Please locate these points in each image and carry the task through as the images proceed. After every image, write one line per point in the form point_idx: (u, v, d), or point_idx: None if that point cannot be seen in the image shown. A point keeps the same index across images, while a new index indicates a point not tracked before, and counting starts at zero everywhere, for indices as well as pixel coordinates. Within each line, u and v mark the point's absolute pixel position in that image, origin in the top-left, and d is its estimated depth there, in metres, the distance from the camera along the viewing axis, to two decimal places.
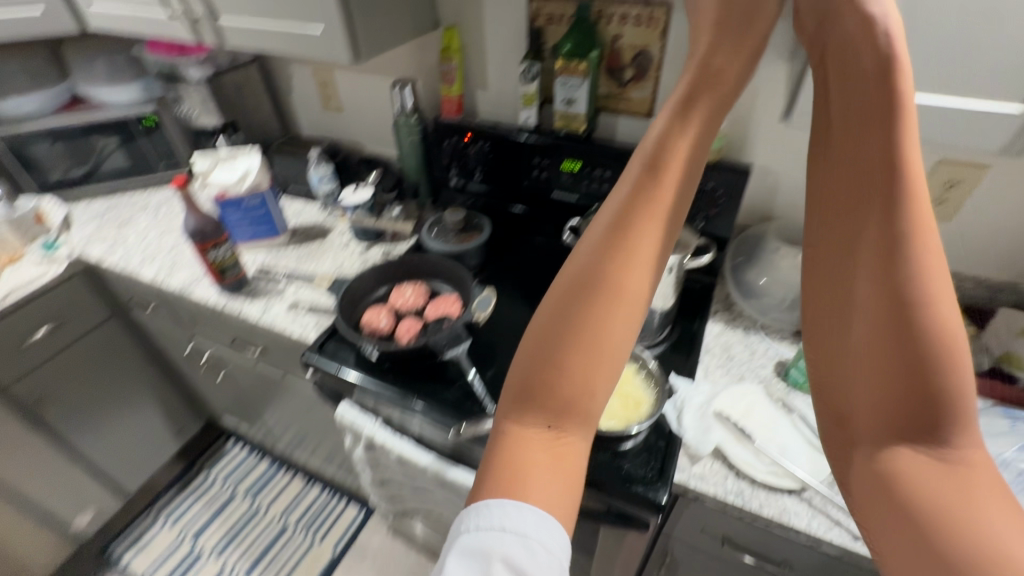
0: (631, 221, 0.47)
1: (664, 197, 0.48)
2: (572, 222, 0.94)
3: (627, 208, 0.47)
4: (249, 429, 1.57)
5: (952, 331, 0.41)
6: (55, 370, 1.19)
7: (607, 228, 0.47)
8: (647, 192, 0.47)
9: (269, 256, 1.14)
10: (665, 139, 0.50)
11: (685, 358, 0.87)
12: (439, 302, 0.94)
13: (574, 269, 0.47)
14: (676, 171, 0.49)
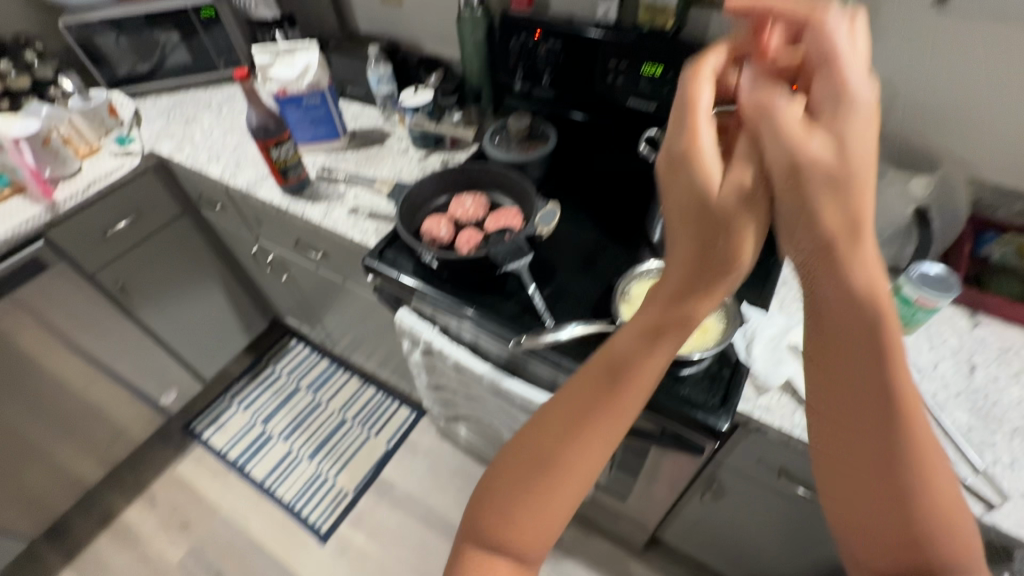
0: (583, 438, 0.40)
1: (623, 420, 0.40)
2: (649, 133, 0.85)
3: (582, 424, 0.40)
4: (310, 330, 1.66)
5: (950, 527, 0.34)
6: (137, 261, 1.26)
7: (559, 435, 0.41)
8: (602, 412, 0.40)
9: (329, 160, 1.12)
10: (636, 327, 0.40)
11: (760, 288, 0.82)
12: (500, 213, 0.91)
13: (523, 467, 0.42)
14: (639, 391, 0.40)
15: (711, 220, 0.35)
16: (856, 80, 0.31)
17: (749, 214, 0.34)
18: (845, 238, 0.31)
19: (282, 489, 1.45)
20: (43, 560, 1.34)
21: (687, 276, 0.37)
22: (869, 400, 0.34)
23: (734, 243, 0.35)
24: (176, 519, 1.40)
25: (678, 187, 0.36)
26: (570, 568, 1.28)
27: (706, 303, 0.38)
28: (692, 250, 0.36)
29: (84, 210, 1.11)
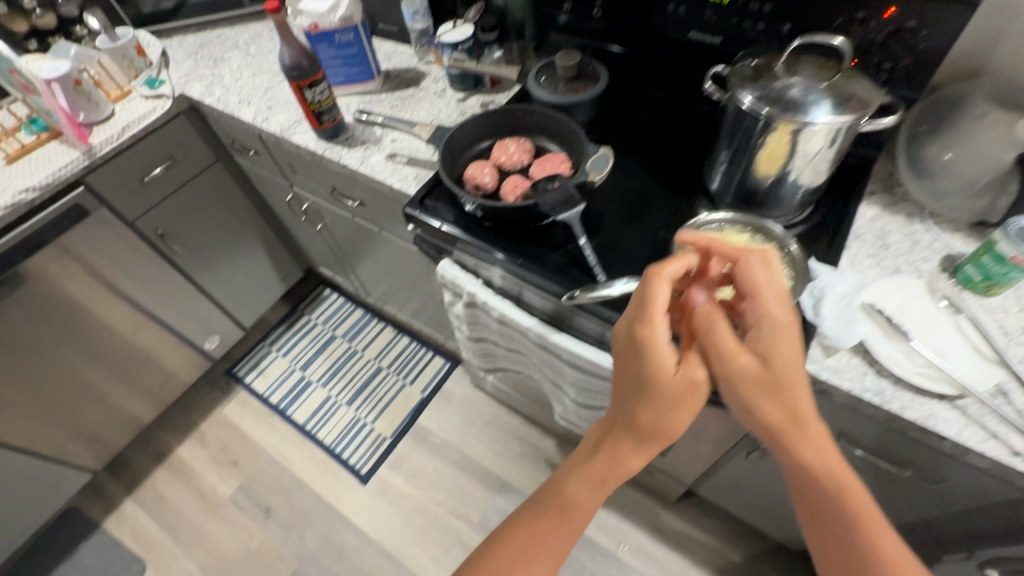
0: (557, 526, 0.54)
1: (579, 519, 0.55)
2: (715, 69, 0.77)
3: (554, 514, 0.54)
4: (344, 279, 1.67)
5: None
6: (174, 208, 1.26)
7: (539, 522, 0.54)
8: (568, 512, 0.55)
9: (364, 103, 1.07)
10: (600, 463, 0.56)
11: (829, 241, 0.76)
12: (546, 159, 0.86)
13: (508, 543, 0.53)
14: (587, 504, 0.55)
15: (668, 394, 0.52)
16: (774, 311, 0.51)
17: (695, 390, 0.52)
18: (785, 410, 0.51)
19: (323, 432, 1.50)
20: (107, 490, 1.43)
21: (642, 429, 0.53)
22: (817, 509, 0.51)
23: (679, 414, 0.52)
24: (226, 457, 1.48)
25: (648, 365, 0.52)
26: (603, 514, 1.32)
27: (639, 453, 0.55)
28: (651, 414, 0.53)
29: (120, 155, 1.10)
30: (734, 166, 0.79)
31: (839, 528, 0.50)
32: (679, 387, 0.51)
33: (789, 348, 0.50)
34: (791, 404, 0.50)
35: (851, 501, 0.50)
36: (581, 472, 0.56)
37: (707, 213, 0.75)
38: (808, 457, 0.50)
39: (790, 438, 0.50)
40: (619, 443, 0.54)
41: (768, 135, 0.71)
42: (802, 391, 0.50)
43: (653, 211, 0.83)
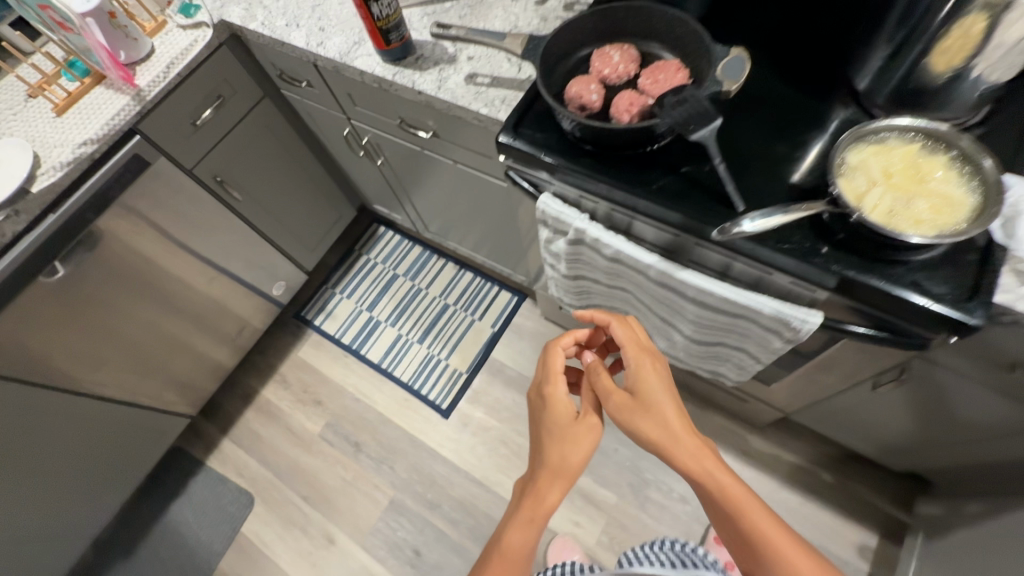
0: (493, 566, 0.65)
1: (516, 548, 0.66)
2: None
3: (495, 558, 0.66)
4: (401, 216, 1.60)
5: (765, 534, 0.59)
6: (228, 152, 1.19)
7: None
8: (504, 547, 0.67)
9: (428, 15, 0.93)
10: (523, 505, 0.69)
11: (1015, 148, 0.65)
12: (658, 68, 0.74)
13: None
14: (523, 535, 0.67)
15: (569, 432, 0.71)
16: (632, 357, 0.73)
17: (592, 426, 0.71)
18: (647, 416, 0.68)
19: (399, 370, 1.52)
20: (204, 432, 1.51)
21: (556, 469, 0.69)
22: (710, 493, 0.63)
23: (579, 447, 0.69)
24: (310, 397, 1.52)
25: (554, 414, 0.73)
26: None
27: (550, 488, 0.69)
28: (559, 452, 0.70)
29: (170, 97, 1.02)
30: (897, 59, 0.67)
31: (723, 512, 0.62)
32: (578, 426, 0.71)
33: (651, 380, 0.70)
34: (657, 418, 0.67)
35: (711, 475, 0.63)
36: (514, 517, 0.69)
37: (870, 122, 0.63)
38: (683, 458, 0.64)
39: (664, 444, 0.66)
40: (540, 482, 0.69)
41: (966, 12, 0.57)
42: (667, 408, 0.67)
43: (786, 128, 0.74)
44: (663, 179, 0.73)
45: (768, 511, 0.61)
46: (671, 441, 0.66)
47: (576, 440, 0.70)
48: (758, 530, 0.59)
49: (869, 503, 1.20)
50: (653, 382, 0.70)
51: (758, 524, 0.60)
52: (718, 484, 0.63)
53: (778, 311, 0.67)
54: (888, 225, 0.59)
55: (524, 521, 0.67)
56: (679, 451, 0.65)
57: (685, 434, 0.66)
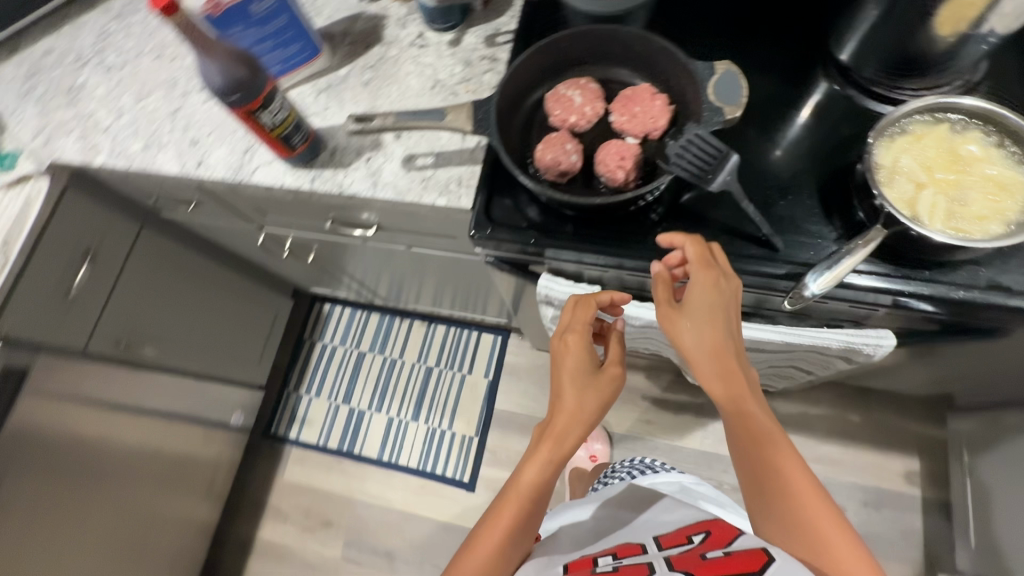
0: (504, 501, 0.59)
1: (527, 484, 0.58)
2: None
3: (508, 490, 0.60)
4: (347, 291, 1.41)
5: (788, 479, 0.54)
6: (123, 307, 0.95)
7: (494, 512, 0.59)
8: (515, 480, 0.59)
9: (324, 91, 0.75)
10: (539, 442, 0.59)
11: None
12: (630, 99, 0.63)
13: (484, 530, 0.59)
14: (534, 470, 0.58)
15: (591, 372, 0.60)
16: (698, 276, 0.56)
17: (614, 376, 0.61)
18: (692, 336, 0.56)
19: (403, 456, 1.38)
20: None
21: (579, 416, 0.58)
22: (745, 427, 0.56)
23: (601, 393, 0.60)
24: (316, 520, 1.35)
25: (583, 358, 0.61)
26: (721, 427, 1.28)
27: (571, 431, 0.58)
28: (576, 392, 0.59)
29: (22, 281, 0.79)
30: (890, 29, 0.59)
31: (748, 452, 0.56)
32: (605, 376, 0.61)
33: (709, 297, 0.56)
34: (706, 340, 0.56)
35: (747, 409, 0.56)
36: (530, 453, 0.60)
37: (896, 112, 0.55)
38: (722, 391, 0.57)
39: (707, 373, 0.57)
40: (556, 421, 0.59)
41: None
42: (722, 336, 0.56)
43: (781, 131, 0.66)
44: (679, 227, 0.62)
45: (800, 460, 0.55)
46: (716, 369, 0.56)
47: (598, 384, 0.60)
48: (784, 478, 0.54)
49: (901, 429, 1.22)
50: (714, 301, 0.56)
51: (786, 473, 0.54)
52: (754, 421, 0.56)
53: (847, 343, 0.61)
54: (958, 231, 0.53)
55: (541, 458, 0.58)
56: (717, 381, 0.57)
57: (732, 361, 0.56)
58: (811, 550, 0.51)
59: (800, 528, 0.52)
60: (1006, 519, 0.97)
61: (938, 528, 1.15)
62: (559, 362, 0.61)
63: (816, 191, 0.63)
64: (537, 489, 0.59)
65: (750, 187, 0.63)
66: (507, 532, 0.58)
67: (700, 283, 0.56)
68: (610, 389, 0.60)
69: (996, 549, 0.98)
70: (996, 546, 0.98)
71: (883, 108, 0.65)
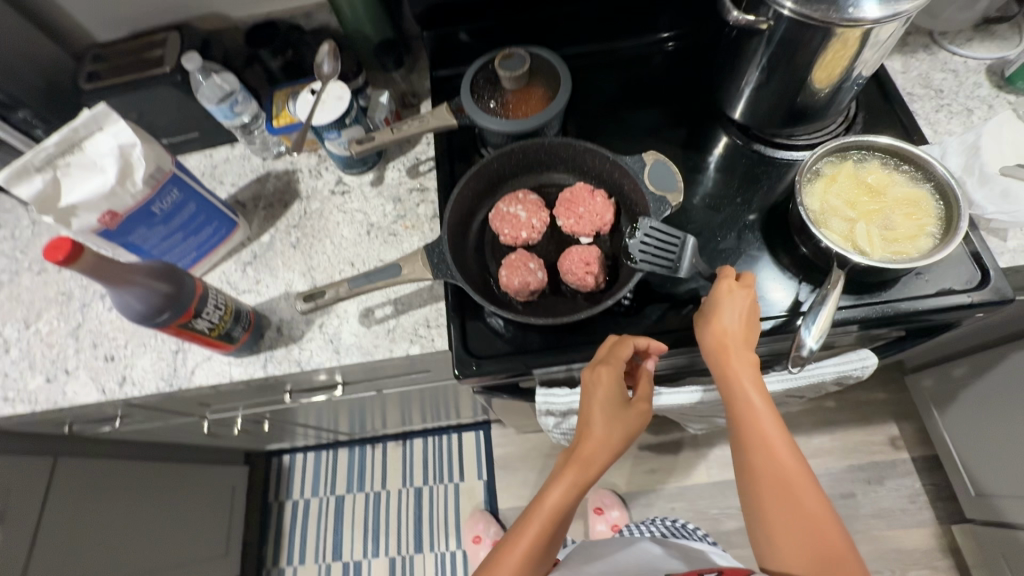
0: (521, 526, 0.54)
1: (550, 511, 0.54)
2: None
3: (526, 516, 0.55)
4: (307, 438, 1.29)
5: (791, 481, 0.53)
6: (51, 563, 0.78)
7: (513, 538, 0.54)
8: (536, 507, 0.55)
9: (251, 264, 0.70)
10: (563, 477, 0.54)
11: (892, 114, 0.69)
12: (572, 201, 0.64)
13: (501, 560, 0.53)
14: (556, 495, 0.54)
15: (620, 403, 0.56)
16: (725, 283, 0.56)
17: (641, 415, 0.56)
18: (711, 333, 0.56)
19: None
20: None
21: (607, 445, 0.54)
22: (758, 423, 0.55)
23: (628, 430, 0.55)
24: None
25: (613, 392, 0.55)
26: (720, 453, 1.29)
27: (597, 462, 0.54)
28: (602, 422, 0.55)
29: None
30: (769, 91, 0.66)
31: (751, 448, 0.55)
32: (635, 409, 0.56)
33: (728, 304, 0.56)
34: (724, 336, 0.55)
35: (761, 405, 0.55)
36: (553, 480, 0.55)
37: (809, 162, 0.61)
38: (735, 389, 0.55)
39: (725, 367, 0.55)
40: (580, 449, 0.54)
41: (833, 35, 0.55)
42: (741, 336, 0.55)
43: (710, 194, 0.70)
44: (657, 309, 0.63)
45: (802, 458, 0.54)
46: (733, 363, 0.55)
47: (624, 420, 0.55)
48: (787, 476, 0.53)
49: (871, 401, 1.30)
50: (737, 303, 0.55)
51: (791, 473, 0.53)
52: (765, 417, 0.55)
53: (840, 371, 0.64)
54: (898, 254, 0.58)
55: (567, 483, 0.54)
56: (732, 378, 0.55)
57: (747, 357, 0.55)
58: (808, 548, 0.50)
59: (797, 529, 0.51)
60: (988, 463, 1.04)
61: (934, 483, 1.22)
62: (588, 391, 0.56)
63: (761, 240, 0.66)
64: (561, 515, 0.54)
65: (705, 253, 0.66)
66: (527, 558, 0.52)
67: (715, 293, 0.57)
68: (636, 425, 0.56)
69: (991, 492, 1.05)
70: (991, 489, 1.05)
71: (788, 154, 0.71)
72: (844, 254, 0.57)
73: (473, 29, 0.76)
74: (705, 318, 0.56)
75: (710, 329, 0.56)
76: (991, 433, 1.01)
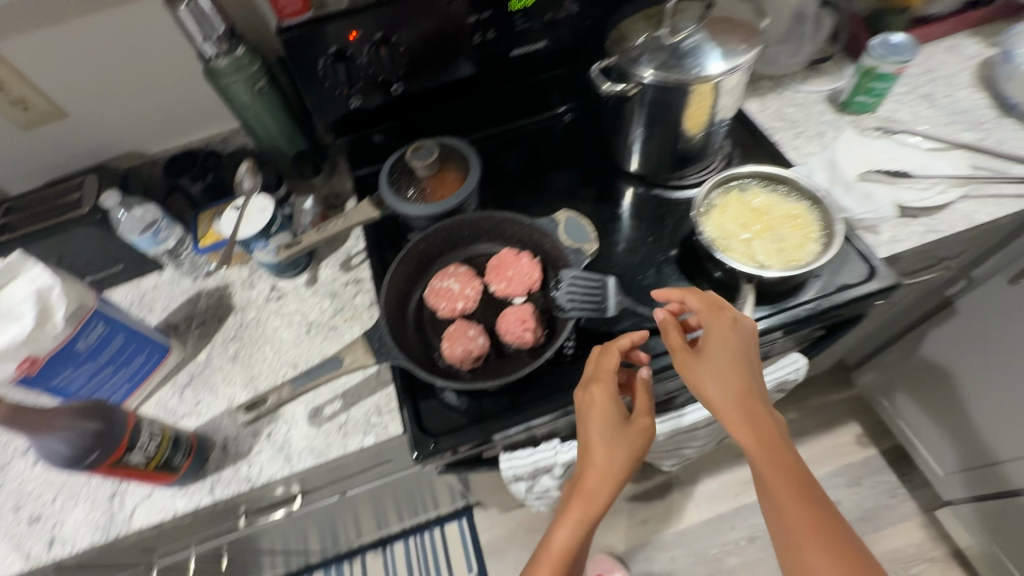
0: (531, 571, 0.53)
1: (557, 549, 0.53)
2: (597, 66, 0.69)
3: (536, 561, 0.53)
4: (276, 568, 1.18)
5: (813, 511, 0.49)
6: None
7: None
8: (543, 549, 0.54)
9: (188, 386, 0.68)
10: (569, 520, 0.53)
11: (761, 146, 0.79)
12: (500, 266, 0.67)
13: None
14: (562, 529, 0.53)
15: (620, 427, 0.55)
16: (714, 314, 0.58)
17: (642, 434, 0.56)
18: (706, 361, 0.56)
19: None
20: None
21: (608, 472, 0.54)
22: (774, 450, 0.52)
23: (630, 452, 0.55)
24: None
25: (610, 410, 0.56)
26: (705, 488, 1.28)
27: (600, 493, 0.53)
28: (602, 448, 0.55)
29: None
30: (652, 144, 0.75)
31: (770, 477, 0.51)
32: (634, 428, 0.56)
33: (723, 339, 0.57)
34: (720, 363, 0.55)
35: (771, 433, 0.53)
36: (561, 518, 0.54)
37: (698, 196, 0.69)
38: (739, 428, 0.53)
39: (731, 394, 0.54)
40: (582, 479, 0.54)
41: (691, 91, 0.65)
42: (740, 368, 0.55)
43: (625, 239, 0.76)
44: None
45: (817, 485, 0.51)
46: (735, 391, 0.54)
47: (624, 443, 0.55)
48: (810, 512, 0.49)
49: (831, 404, 1.35)
50: (725, 330, 0.57)
51: (817, 509, 0.49)
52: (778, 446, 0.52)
53: (775, 378, 0.68)
54: (792, 263, 0.64)
55: (573, 519, 0.53)
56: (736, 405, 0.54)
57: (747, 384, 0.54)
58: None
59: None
60: (943, 441, 1.09)
61: (908, 473, 1.25)
62: (586, 412, 0.57)
63: (679, 272, 0.72)
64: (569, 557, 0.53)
65: (631, 292, 0.70)
66: None
67: (709, 317, 0.58)
68: (638, 450, 0.55)
69: (953, 469, 1.10)
70: (955, 466, 1.09)
71: (684, 193, 0.79)
72: (746, 271, 0.63)
73: (386, 129, 0.82)
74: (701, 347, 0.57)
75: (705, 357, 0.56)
76: (937, 409, 1.07)
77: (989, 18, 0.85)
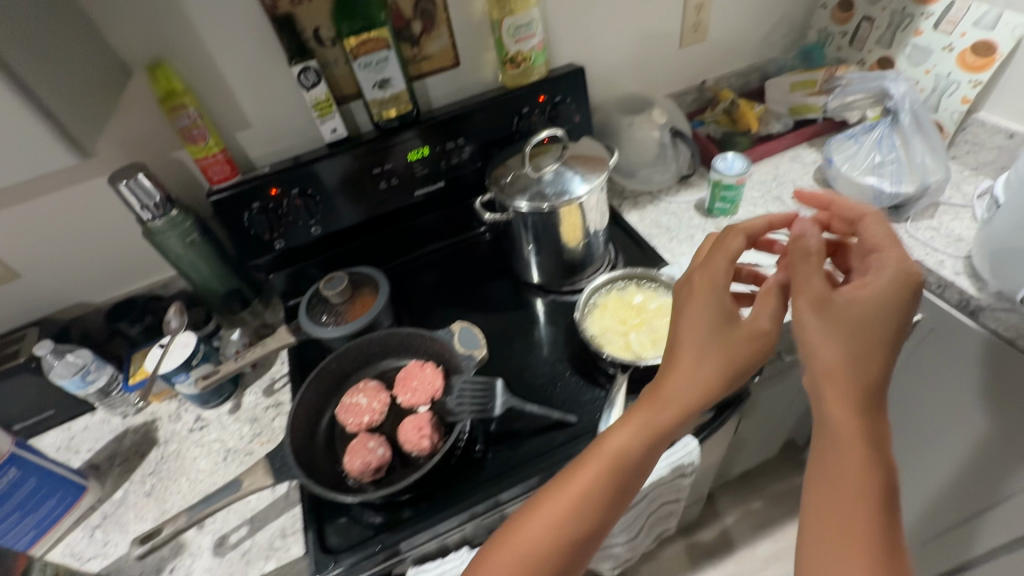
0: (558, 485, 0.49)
1: (601, 460, 0.49)
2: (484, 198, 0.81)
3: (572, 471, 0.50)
4: None
5: (875, 532, 0.40)
6: None
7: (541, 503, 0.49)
8: (592, 454, 0.50)
9: (99, 526, 0.68)
10: (632, 425, 0.49)
11: (642, 251, 0.91)
12: (406, 377, 0.72)
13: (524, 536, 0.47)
14: (624, 429, 0.49)
15: (722, 331, 0.51)
16: (881, 267, 0.49)
17: (743, 343, 0.50)
18: (854, 309, 0.47)
19: None
20: None
21: (695, 376, 0.49)
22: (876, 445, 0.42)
23: (722, 362, 0.49)
24: None
25: (715, 311, 0.52)
26: None
27: (675, 400, 0.49)
28: (692, 347, 0.50)
29: None
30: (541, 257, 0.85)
31: (847, 467, 0.42)
32: (736, 336, 0.50)
33: (882, 295, 0.47)
34: (863, 315, 0.46)
35: (875, 432, 0.43)
36: (628, 417, 0.50)
37: (579, 300, 0.78)
38: (840, 407, 0.44)
39: (860, 356, 0.45)
40: (663, 377, 0.50)
41: (557, 212, 0.77)
42: (886, 332, 0.46)
43: (527, 342, 0.83)
44: (501, 453, 0.69)
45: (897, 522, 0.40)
46: (860, 353, 0.45)
47: (719, 355, 0.50)
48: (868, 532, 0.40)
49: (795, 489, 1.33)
50: (884, 290, 0.47)
51: (877, 538, 0.39)
52: (878, 448, 0.42)
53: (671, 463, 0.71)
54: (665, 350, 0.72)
55: (637, 421, 0.49)
56: (856, 370, 0.45)
57: (878, 356, 0.45)
58: None
59: None
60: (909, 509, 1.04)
61: None
62: (683, 304, 0.54)
63: (573, 369, 0.77)
64: (610, 477, 0.48)
65: (531, 391, 0.76)
66: (558, 512, 0.48)
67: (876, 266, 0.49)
68: (736, 363, 0.50)
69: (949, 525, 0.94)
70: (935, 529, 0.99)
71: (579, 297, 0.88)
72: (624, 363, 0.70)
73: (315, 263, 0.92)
74: (849, 297, 0.48)
75: (848, 306, 0.47)
76: None
77: (817, 133, 1.03)
